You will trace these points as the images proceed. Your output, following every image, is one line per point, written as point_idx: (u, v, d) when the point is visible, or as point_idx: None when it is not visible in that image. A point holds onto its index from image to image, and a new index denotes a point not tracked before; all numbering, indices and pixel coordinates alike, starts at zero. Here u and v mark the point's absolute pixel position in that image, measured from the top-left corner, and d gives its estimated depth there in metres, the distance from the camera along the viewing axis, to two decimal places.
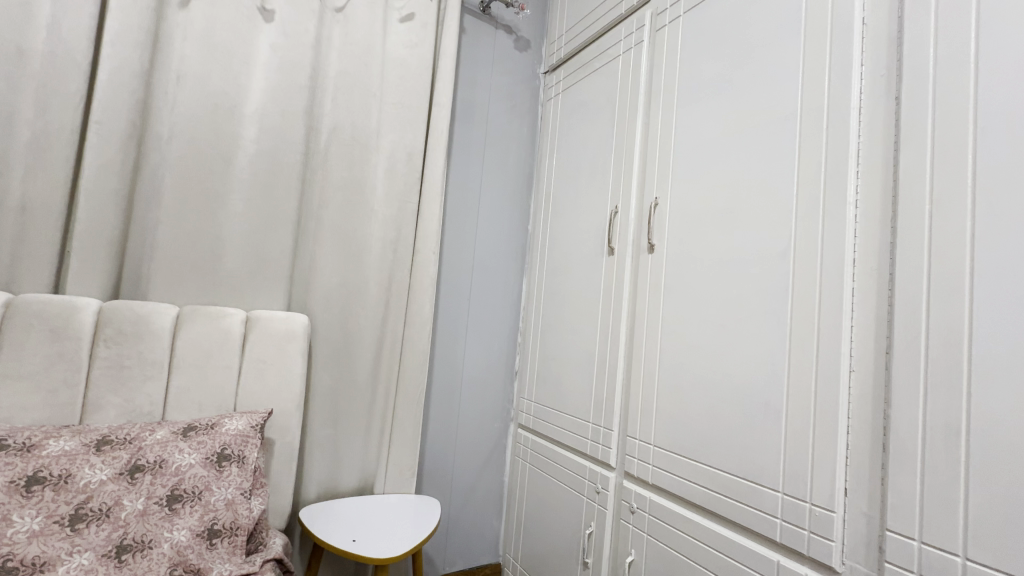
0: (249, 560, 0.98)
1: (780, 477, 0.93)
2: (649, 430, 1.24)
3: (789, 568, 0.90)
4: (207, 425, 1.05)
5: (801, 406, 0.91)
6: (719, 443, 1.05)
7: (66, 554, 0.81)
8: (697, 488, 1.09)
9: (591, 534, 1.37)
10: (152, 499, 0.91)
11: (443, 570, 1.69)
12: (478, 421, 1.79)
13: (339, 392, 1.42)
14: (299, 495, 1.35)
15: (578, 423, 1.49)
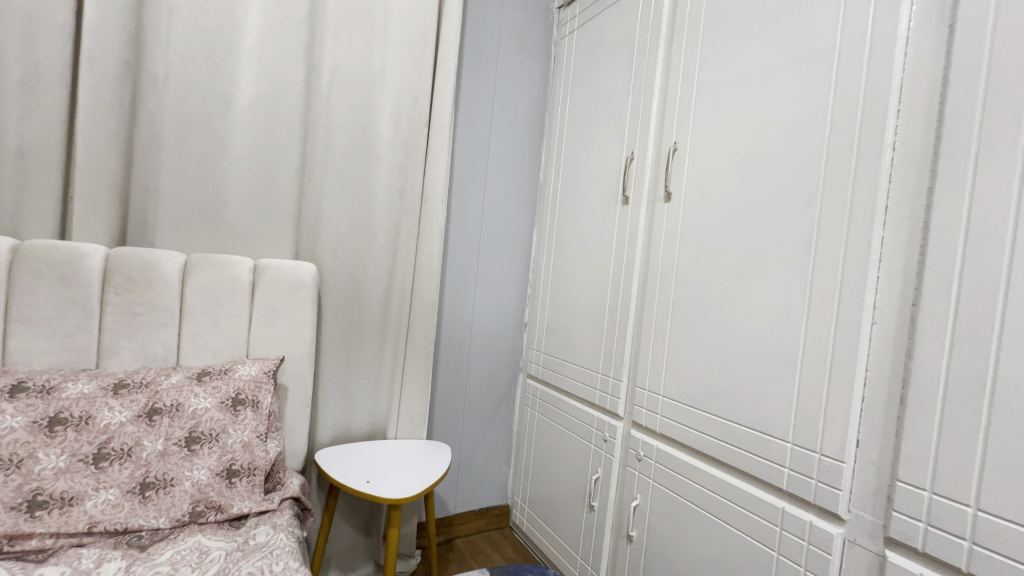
0: (268, 498, 1.01)
1: (790, 428, 0.93)
2: (659, 381, 1.24)
3: (793, 514, 0.91)
4: (221, 371, 1.06)
5: (817, 358, 0.89)
6: (729, 394, 1.05)
7: (93, 490, 0.86)
8: (705, 438, 1.09)
9: (597, 479, 1.41)
10: (170, 441, 0.94)
11: (454, 510, 1.76)
12: (487, 371, 1.81)
13: (350, 341, 1.42)
14: (314, 438, 1.39)
15: (587, 374, 1.49)
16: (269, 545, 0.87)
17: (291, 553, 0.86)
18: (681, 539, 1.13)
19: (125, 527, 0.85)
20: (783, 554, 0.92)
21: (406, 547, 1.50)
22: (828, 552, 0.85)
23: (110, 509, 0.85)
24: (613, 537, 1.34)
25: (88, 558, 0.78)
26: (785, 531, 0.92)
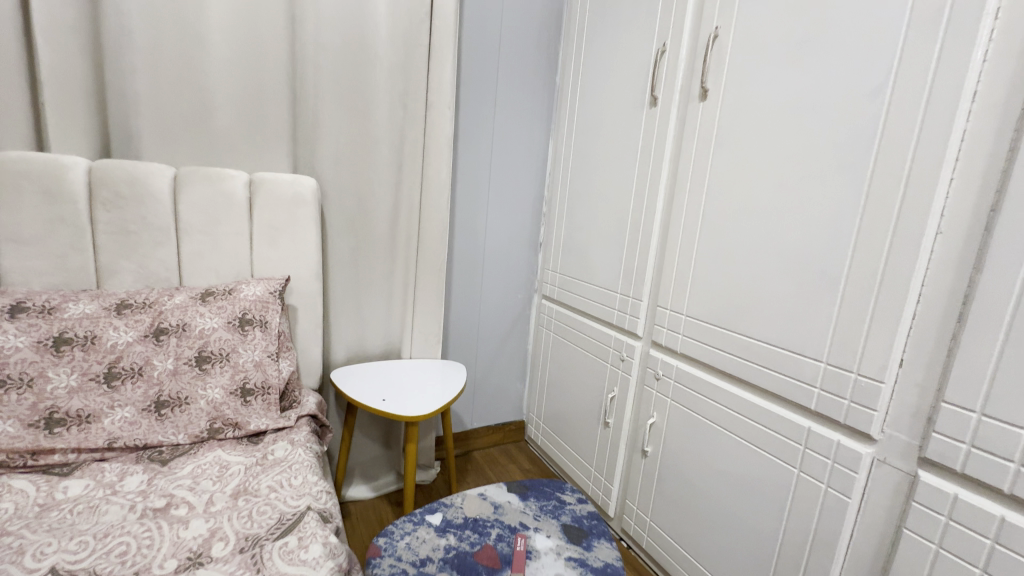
0: (285, 415, 1.01)
1: (826, 347, 0.87)
2: (683, 300, 1.18)
3: (819, 434, 0.88)
4: (225, 291, 1.02)
5: (865, 273, 0.81)
6: (760, 313, 0.98)
7: (108, 408, 0.85)
8: (730, 357, 1.05)
9: (613, 397, 1.40)
10: (181, 360, 0.93)
11: (471, 426, 1.81)
12: (502, 292, 1.76)
13: (358, 261, 1.37)
14: (329, 359, 1.39)
15: (606, 294, 1.44)
16: (288, 459, 0.87)
17: (309, 467, 0.86)
18: (698, 454, 1.13)
19: (144, 443, 0.86)
20: (805, 471, 0.91)
21: (425, 459, 1.55)
22: (855, 470, 0.83)
23: (128, 425, 0.86)
24: (628, 452, 1.36)
25: (110, 471, 0.79)
26: (809, 449, 0.90)
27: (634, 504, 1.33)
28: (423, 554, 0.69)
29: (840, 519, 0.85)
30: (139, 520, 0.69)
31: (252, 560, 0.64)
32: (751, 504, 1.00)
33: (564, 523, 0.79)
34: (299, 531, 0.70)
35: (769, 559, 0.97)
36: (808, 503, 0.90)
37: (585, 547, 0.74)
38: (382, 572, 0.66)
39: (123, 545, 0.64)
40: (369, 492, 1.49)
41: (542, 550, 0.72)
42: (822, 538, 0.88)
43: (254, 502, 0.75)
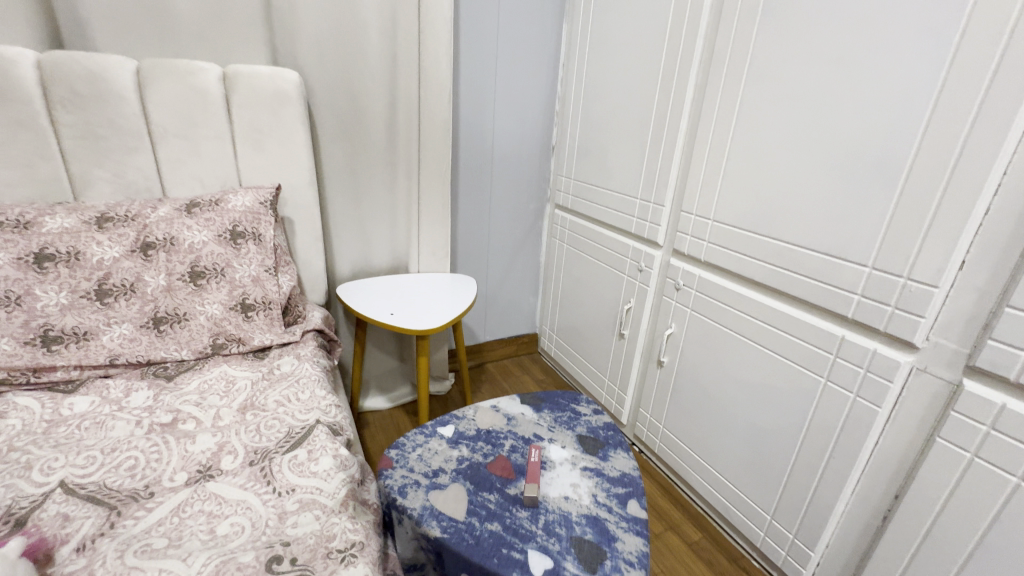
0: (290, 330, 0.98)
1: (873, 250, 0.78)
2: (711, 204, 1.07)
3: (854, 343, 0.82)
4: (211, 201, 0.94)
5: (933, 164, 0.69)
6: (799, 214, 0.88)
7: (105, 325, 0.82)
8: (760, 265, 0.97)
9: (629, 309, 1.35)
10: (174, 276, 0.88)
11: (484, 339, 1.80)
12: (512, 202, 1.66)
13: (356, 170, 1.26)
14: (334, 274, 1.34)
15: (624, 200, 1.33)
16: (295, 374, 0.85)
17: (317, 381, 0.84)
18: (717, 365, 1.09)
19: (147, 359, 0.84)
20: (833, 380, 0.86)
21: (439, 372, 1.56)
22: (890, 380, 0.78)
23: (128, 342, 0.83)
24: (643, 363, 1.34)
25: (116, 388, 0.77)
26: (840, 359, 0.85)
27: (647, 413, 1.34)
28: (436, 466, 0.68)
29: (867, 428, 0.82)
30: (146, 435, 0.68)
31: (262, 473, 0.63)
32: (770, 413, 0.98)
33: (580, 434, 0.77)
34: (309, 444, 0.69)
35: (785, 465, 0.96)
36: (833, 412, 0.87)
37: (601, 458, 0.72)
38: (395, 483, 0.65)
39: (131, 459, 0.63)
40: (386, 403, 1.52)
41: (557, 461, 0.70)
42: (845, 446, 0.85)
43: (261, 417, 0.73)
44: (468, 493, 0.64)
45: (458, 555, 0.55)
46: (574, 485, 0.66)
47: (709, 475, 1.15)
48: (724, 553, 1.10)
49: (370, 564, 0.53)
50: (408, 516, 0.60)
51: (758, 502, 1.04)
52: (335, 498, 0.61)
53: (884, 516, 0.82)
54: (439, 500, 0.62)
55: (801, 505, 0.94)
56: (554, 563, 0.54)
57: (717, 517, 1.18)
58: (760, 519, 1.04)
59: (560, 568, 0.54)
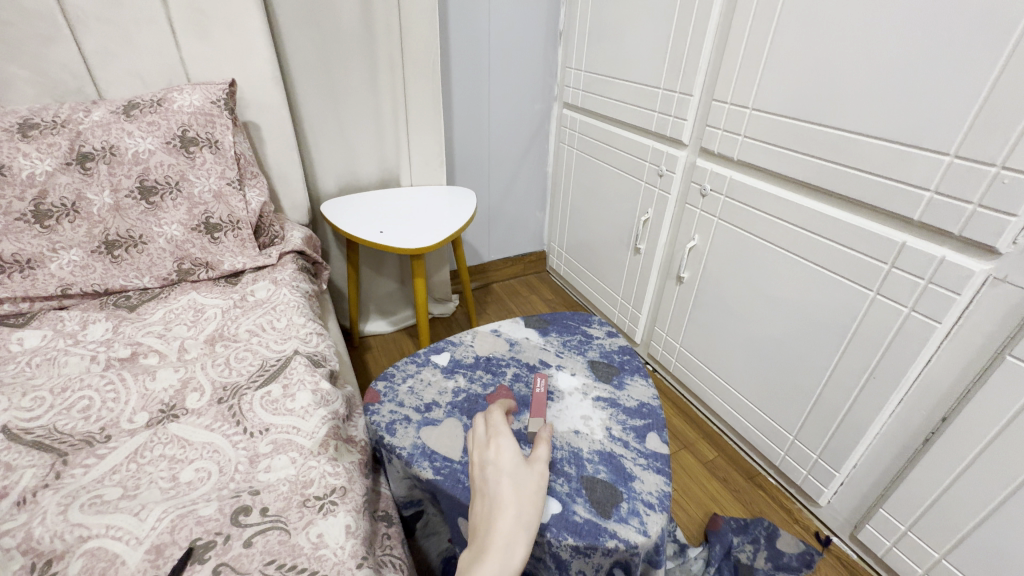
0: (265, 252, 0.87)
1: (959, 135, 0.63)
2: (750, 88, 0.89)
3: (917, 250, 0.70)
4: (153, 101, 0.79)
5: None
6: (865, 94, 0.72)
7: (50, 251, 0.72)
8: (807, 161, 0.81)
9: (647, 220, 1.21)
10: (121, 193, 0.76)
11: (488, 258, 1.70)
12: (514, 103, 1.46)
13: (330, 65, 1.08)
14: (318, 189, 1.21)
15: (644, 92, 1.14)
16: (271, 301, 0.76)
17: (295, 307, 0.75)
18: (745, 279, 0.98)
19: (105, 288, 0.75)
20: (884, 294, 0.75)
21: (441, 293, 1.48)
22: (957, 292, 0.66)
23: (80, 270, 0.74)
24: (660, 279, 1.23)
25: (71, 320, 0.69)
26: (897, 270, 0.73)
27: (663, 332, 1.25)
28: (429, 399, 0.60)
29: (919, 347, 0.72)
30: (102, 372, 0.60)
31: (230, 412, 0.55)
32: (803, 331, 0.89)
33: (592, 359, 0.68)
34: (285, 377, 0.61)
35: (816, 385, 0.89)
36: (879, 329, 0.77)
37: (616, 386, 0.64)
38: (382, 420, 0.57)
39: (85, 400, 0.56)
40: (388, 327, 1.46)
41: (565, 390, 0.62)
42: (889, 366, 0.76)
43: (232, 349, 0.65)
44: (464, 429, 0.56)
45: (454, 499, 0.49)
46: (586, 417, 0.58)
47: (728, 394, 1.09)
48: (740, 471, 1.07)
49: (353, 513, 0.46)
50: (397, 456, 0.53)
51: (781, 422, 0.98)
52: (313, 439, 0.53)
53: (925, 439, 0.75)
54: (432, 437, 0.55)
55: (829, 426, 0.88)
56: (562, 508, 0.47)
57: (733, 436, 1.14)
58: (781, 439, 0.99)
59: (569, 513, 0.47)
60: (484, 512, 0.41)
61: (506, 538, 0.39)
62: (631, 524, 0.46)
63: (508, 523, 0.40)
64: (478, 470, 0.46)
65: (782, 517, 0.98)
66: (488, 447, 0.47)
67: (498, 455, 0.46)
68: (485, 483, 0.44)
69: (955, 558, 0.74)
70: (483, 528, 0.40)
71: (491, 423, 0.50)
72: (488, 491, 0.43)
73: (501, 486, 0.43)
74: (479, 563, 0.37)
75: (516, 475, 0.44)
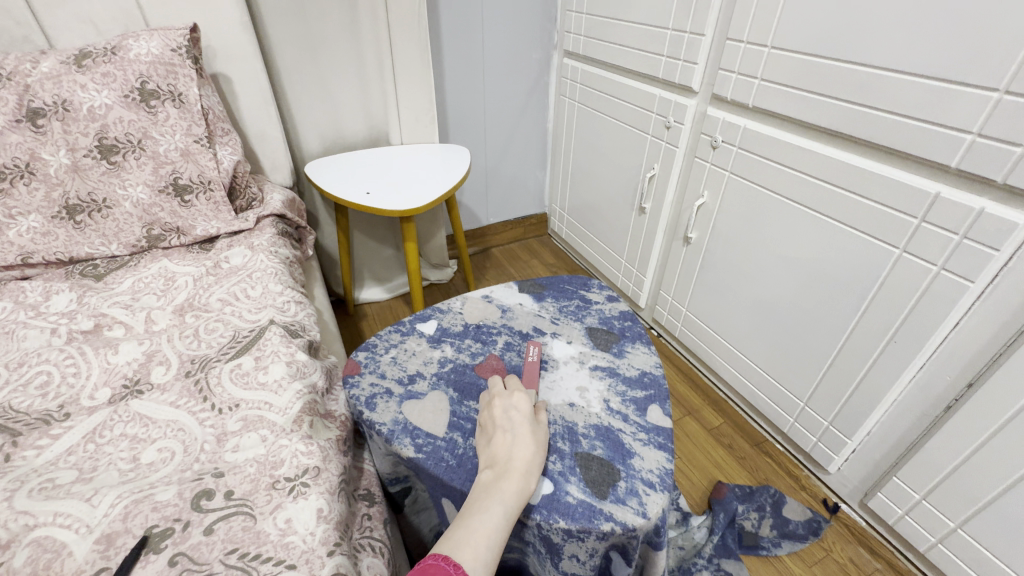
0: (242, 216, 0.82)
1: (1010, 68, 0.55)
2: (769, 24, 0.80)
3: (952, 202, 0.63)
4: (106, 50, 0.72)
5: None
6: (903, 23, 0.63)
7: (6, 218, 0.67)
8: (831, 104, 0.73)
9: (653, 176, 1.14)
10: (79, 153, 0.70)
11: (486, 221, 1.63)
12: (511, 51, 1.36)
13: (305, 8, 0.98)
14: (302, 149, 1.14)
15: (651, 34, 1.04)
16: (247, 268, 0.71)
17: (273, 274, 0.70)
18: (757, 238, 0.92)
19: (69, 256, 0.70)
20: (911, 252, 0.69)
21: (438, 259, 1.42)
22: (995, 248, 0.60)
23: (41, 238, 0.69)
24: (666, 240, 1.17)
25: (33, 291, 0.65)
26: (927, 224, 0.66)
27: (669, 296, 1.20)
28: (413, 370, 0.56)
29: (947, 308, 0.66)
30: (62, 346, 0.56)
31: (197, 388, 0.51)
32: (819, 292, 0.83)
33: (590, 326, 0.63)
34: (258, 349, 0.56)
35: (830, 350, 0.84)
36: (903, 289, 0.71)
37: (615, 354, 0.59)
38: (361, 393, 0.53)
39: (43, 376, 0.52)
40: (384, 294, 1.42)
41: (561, 359, 0.58)
42: (912, 329, 0.71)
43: (203, 319, 0.61)
44: (451, 402, 0.52)
45: (437, 479, 0.45)
46: (582, 388, 0.54)
47: (736, 359, 1.05)
48: (747, 438, 1.04)
49: (326, 495, 0.42)
50: (377, 433, 0.49)
51: (791, 388, 0.94)
52: (286, 415, 0.49)
53: (948, 406, 0.70)
54: (415, 412, 0.51)
55: (843, 393, 0.83)
56: (554, 488, 0.43)
57: (740, 402, 1.10)
58: (791, 406, 0.95)
59: (561, 494, 0.43)
60: (504, 444, 0.43)
61: (526, 464, 0.41)
62: (629, 505, 0.42)
63: (529, 451, 0.42)
64: (499, 412, 0.46)
65: (789, 484, 0.95)
66: (511, 395, 0.48)
67: (520, 402, 0.47)
68: (508, 421, 0.45)
69: (971, 528, 0.71)
70: (504, 456, 0.42)
71: (510, 381, 0.51)
72: (510, 428, 0.44)
73: (523, 426, 0.44)
74: (503, 483, 0.39)
75: (534, 420, 0.45)
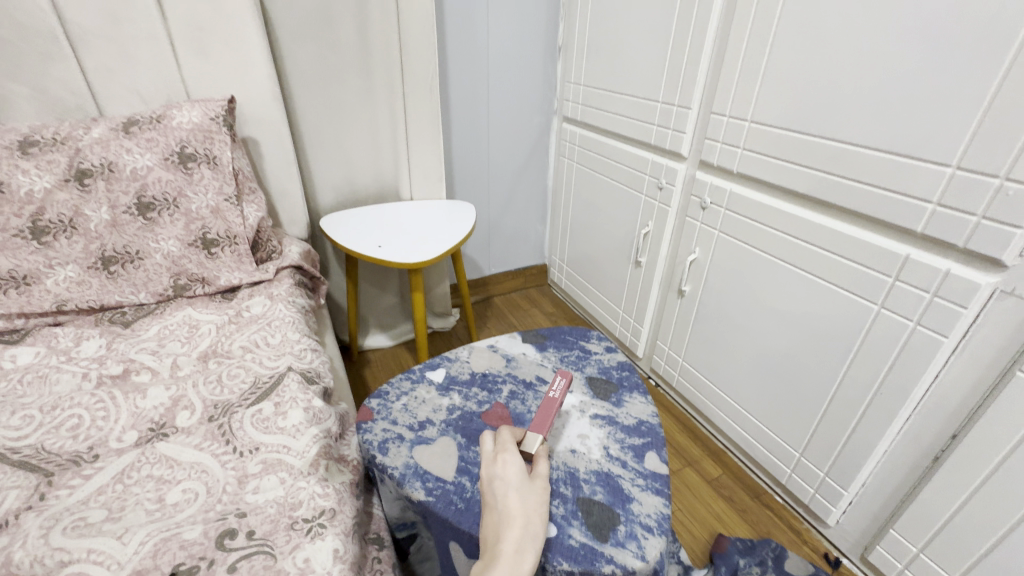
0: (263, 267, 0.87)
1: (960, 147, 0.62)
2: (748, 101, 0.89)
3: (921, 263, 0.69)
4: (152, 119, 0.80)
5: None
6: (866, 105, 0.71)
7: (47, 267, 0.72)
8: (807, 173, 0.81)
9: (648, 232, 1.21)
10: (118, 209, 0.76)
11: (488, 271, 1.69)
12: (514, 115, 1.47)
13: (328, 79, 1.08)
14: (318, 203, 1.22)
15: (643, 105, 1.14)
16: (266, 316, 0.75)
17: (290, 322, 0.74)
18: (747, 293, 0.97)
19: (101, 304, 0.74)
20: (889, 307, 0.74)
21: (442, 307, 1.47)
22: (964, 306, 0.65)
23: (76, 286, 0.73)
24: (662, 292, 1.22)
25: (65, 337, 0.69)
26: (901, 283, 0.71)
27: (666, 346, 1.24)
28: (423, 417, 0.59)
29: (925, 361, 0.70)
30: (93, 390, 0.60)
31: (220, 431, 0.54)
32: (807, 345, 0.87)
33: (589, 376, 0.67)
34: (277, 395, 0.60)
35: (821, 401, 0.87)
36: (884, 343, 0.75)
37: (614, 402, 0.62)
38: (374, 438, 0.56)
39: (74, 418, 0.55)
40: (388, 341, 1.45)
41: (563, 408, 0.61)
42: (895, 381, 0.75)
43: (225, 366, 0.64)
44: (459, 448, 0.55)
45: (446, 522, 0.47)
46: (583, 436, 0.57)
47: (732, 409, 1.07)
48: (747, 490, 1.04)
49: (341, 536, 0.45)
50: (389, 477, 0.52)
51: (787, 438, 0.96)
52: (303, 458, 0.52)
53: (936, 456, 0.73)
54: (425, 457, 0.54)
55: (836, 444, 0.86)
56: (557, 531, 0.46)
57: (739, 453, 1.11)
58: (787, 457, 0.96)
59: (564, 537, 0.45)
60: (494, 524, 0.40)
61: (515, 547, 0.38)
62: (629, 549, 0.45)
63: (517, 530, 0.39)
64: (486, 487, 0.44)
65: (790, 538, 0.95)
66: (496, 462, 0.45)
67: (506, 470, 0.44)
68: (492, 495, 0.42)
69: None
70: (493, 540, 0.39)
71: (498, 439, 0.48)
72: (496, 505, 0.42)
73: (509, 500, 0.41)
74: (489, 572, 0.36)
75: (523, 490, 0.42)
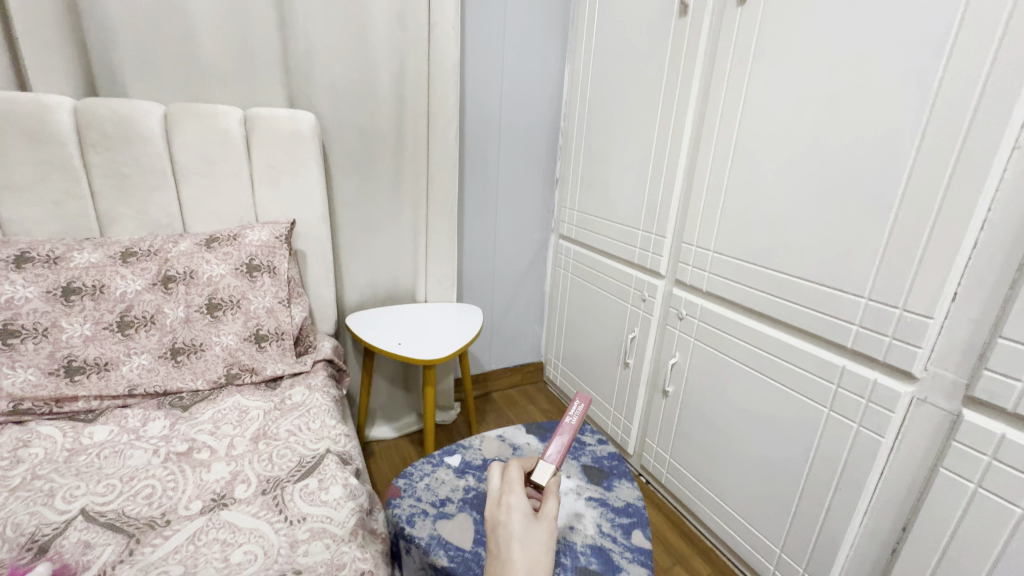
0: (301, 360, 1.00)
1: (869, 282, 0.80)
2: (710, 236, 1.10)
3: (855, 373, 0.84)
4: (230, 236, 0.99)
5: (918, 212, 0.73)
6: (798, 247, 0.91)
7: (125, 356, 0.85)
8: (760, 295, 0.99)
9: (634, 337, 1.36)
10: (192, 308, 0.91)
11: (489, 367, 1.81)
12: (517, 232, 1.70)
13: (367, 204, 1.31)
14: (344, 303, 1.38)
15: (627, 231, 1.36)
16: (305, 404, 0.87)
17: (327, 410, 0.86)
18: (722, 395, 1.10)
19: (164, 389, 0.86)
20: (836, 410, 0.87)
21: (445, 401, 1.57)
22: (891, 410, 0.79)
23: (146, 372, 0.86)
24: (648, 391, 1.35)
25: (133, 417, 0.80)
26: (843, 389, 0.86)
27: (654, 443, 1.34)
28: (443, 495, 0.69)
29: (870, 459, 0.82)
30: (162, 464, 0.70)
31: (274, 502, 0.64)
32: (775, 443, 0.99)
33: (585, 464, 0.78)
34: (319, 473, 0.70)
35: (792, 496, 0.96)
36: (836, 442, 0.87)
37: (606, 487, 0.73)
38: (403, 512, 0.66)
39: (148, 488, 0.65)
40: (392, 432, 1.53)
41: (562, 490, 0.71)
42: (850, 478, 0.86)
43: (274, 446, 0.75)
44: (475, 523, 0.65)
45: None
46: (580, 515, 0.67)
47: (717, 506, 1.15)
48: None
49: None
50: (417, 546, 0.61)
51: (767, 534, 1.03)
52: (344, 527, 0.62)
53: (893, 549, 0.82)
54: (447, 529, 0.63)
55: (809, 538, 0.94)
56: None
57: (727, 551, 1.16)
58: (769, 553, 1.03)
59: None
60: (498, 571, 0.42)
61: None
62: None
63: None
64: (491, 535, 0.46)
65: None
66: (501, 508, 0.47)
67: (511, 517, 0.46)
68: (497, 544, 0.44)
69: None
70: None
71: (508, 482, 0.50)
72: (500, 553, 0.43)
73: (512, 550, 0.43)
74: None
75: (525, 539, 0.44)
